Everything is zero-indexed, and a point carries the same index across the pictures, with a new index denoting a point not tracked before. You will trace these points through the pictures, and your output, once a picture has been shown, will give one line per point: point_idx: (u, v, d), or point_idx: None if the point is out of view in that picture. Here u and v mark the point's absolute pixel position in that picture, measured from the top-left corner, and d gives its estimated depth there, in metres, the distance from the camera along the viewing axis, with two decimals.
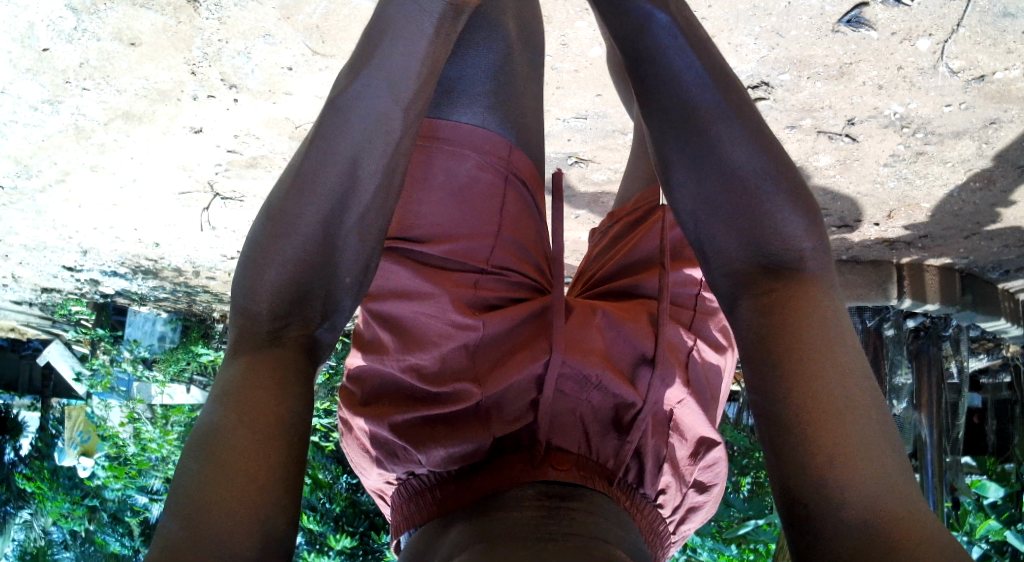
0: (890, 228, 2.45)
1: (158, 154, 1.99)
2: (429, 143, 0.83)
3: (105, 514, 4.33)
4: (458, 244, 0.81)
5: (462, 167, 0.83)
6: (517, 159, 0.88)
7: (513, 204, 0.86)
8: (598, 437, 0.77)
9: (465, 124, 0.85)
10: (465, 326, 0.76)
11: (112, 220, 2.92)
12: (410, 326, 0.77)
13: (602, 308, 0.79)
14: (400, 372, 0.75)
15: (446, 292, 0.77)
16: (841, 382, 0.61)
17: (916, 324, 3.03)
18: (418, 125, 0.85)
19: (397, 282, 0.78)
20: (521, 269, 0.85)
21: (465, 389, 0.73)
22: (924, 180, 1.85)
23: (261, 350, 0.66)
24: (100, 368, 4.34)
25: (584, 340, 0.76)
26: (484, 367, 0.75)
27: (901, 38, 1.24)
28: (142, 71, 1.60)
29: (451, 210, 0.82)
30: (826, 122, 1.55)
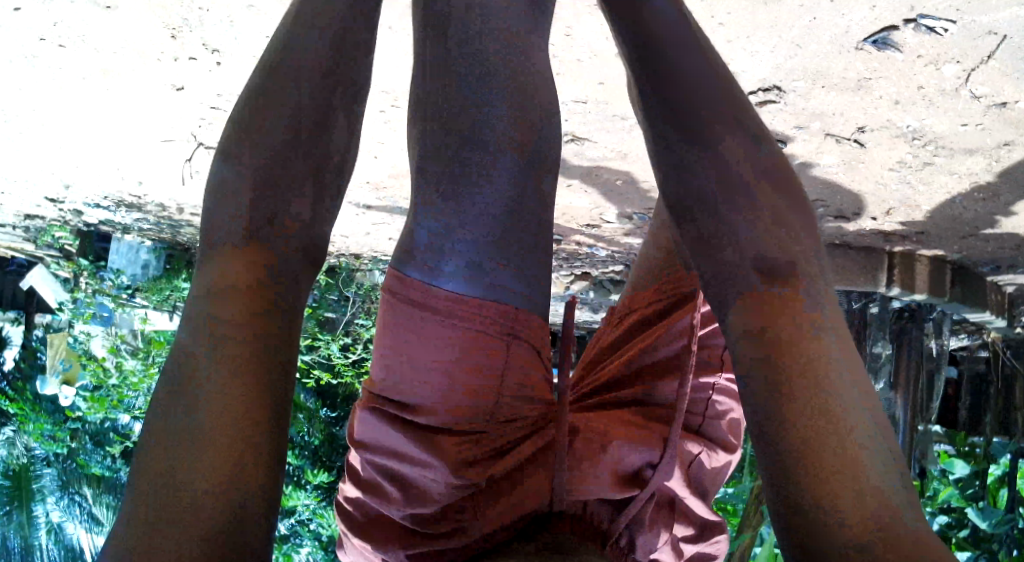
0: (887, 223, 2.41)
1: (139, 107, 1.91)
2: (415, 306, 0.81)
3: (85, 436, 4.55)
4: (455, 409, 0.82)
5: (451, 328, 0.81)
6: (522, 315, 0.85)
7: (514, 365, 0.83)
8: (596, 511, 0.80)
9: (455, 292, 0.81)
10: (461, 484, 0.79)
11: (94, 159, 2.83)
12: (413, 479, 0.81)
13: (616, 439, 0.80)
14: (402, 516, 0.81)
15: (443, 462, 0.79)
16: (829, 357, 0.57)
17: (901, 306, 2.97)
18: (408, 285, 0.82)
19: (394, 443, 0.81)
20: (527, 410, 0.85)
21: (465, 527, 0.78)
22: (927, 186, 1.81)
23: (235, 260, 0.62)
24: (84, 300, 4.35)
25: (586, 472, 0.79)
26: (484, 509, 0.79)
27: (927, 62, 1.17)
28: (122, 33, 1.52)
29: (442, 381, 0.81)
30: (836, 127, 1.50)
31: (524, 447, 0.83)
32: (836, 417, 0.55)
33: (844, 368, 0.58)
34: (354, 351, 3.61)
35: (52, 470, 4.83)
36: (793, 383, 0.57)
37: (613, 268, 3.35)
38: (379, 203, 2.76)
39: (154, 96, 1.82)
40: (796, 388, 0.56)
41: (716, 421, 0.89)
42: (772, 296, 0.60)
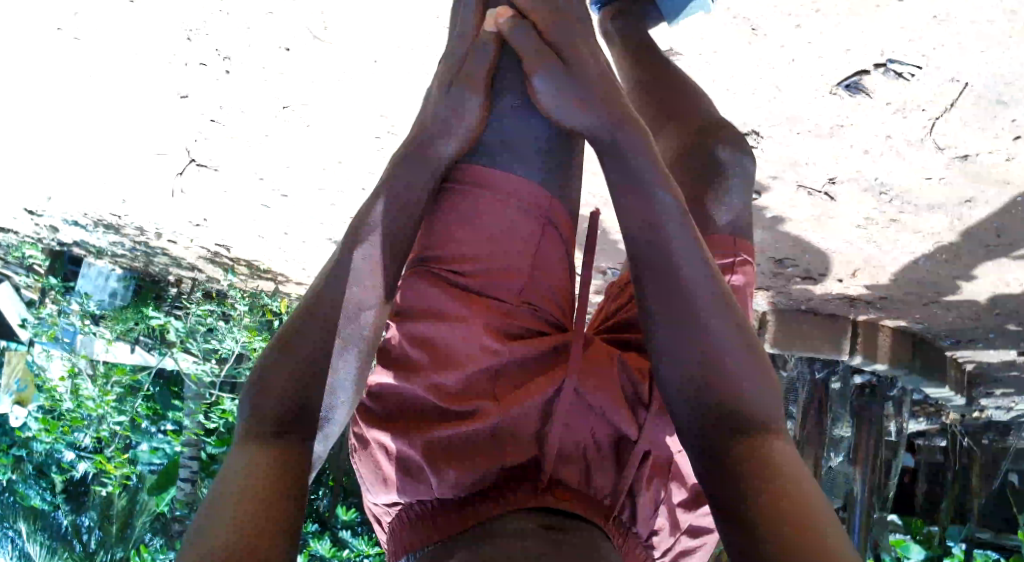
0: (852, 286, 2.50)
1: (141, 113, 1.95)
2: (475, 184, 0.91)
3: (29, 467, 4.58)
4: (494, 281, 0.88)
5: (504, 211, 0.90)
6: (554, 209, 0.94)
7: (542, 264, 0.91)
8: (597, 468, 0.81)
9: (515, 174, 0.92)
10: (492, 351, 0.83)
11: (81, 170, 2.84)
12: (442, 344, 0.84)
13: (619, 354, 0.86)
14: (425, 389, 0.81)
15: (481, 321, 0.84)
16: (802, 487, 0.74)
17: (863, 381, 3.05)
18: (468, 167, 0.92)
19: (430, 303, 0.86)
20: (547, 306, 0.92)
21: (486, 407, 0.79)
22: (892, 245, 1.90)
23: (270, 439, 0.77)
24: (47, 318, 4.20)
25: (600, 372, 0.83)
26: (507, 394, 0.81)
27: (895, 109, 1.26)
28: (138, 30, 1.56)
29: (493, 248, 0.90)
30: (809, 178, 1.58)
31: (550, 343, 0.85)
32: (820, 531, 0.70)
33: (810, 488, 0.75)
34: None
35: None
36: (782, 508, 0.72)
37: None
38: None
39: (157, 102, 1.87)
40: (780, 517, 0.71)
41: None
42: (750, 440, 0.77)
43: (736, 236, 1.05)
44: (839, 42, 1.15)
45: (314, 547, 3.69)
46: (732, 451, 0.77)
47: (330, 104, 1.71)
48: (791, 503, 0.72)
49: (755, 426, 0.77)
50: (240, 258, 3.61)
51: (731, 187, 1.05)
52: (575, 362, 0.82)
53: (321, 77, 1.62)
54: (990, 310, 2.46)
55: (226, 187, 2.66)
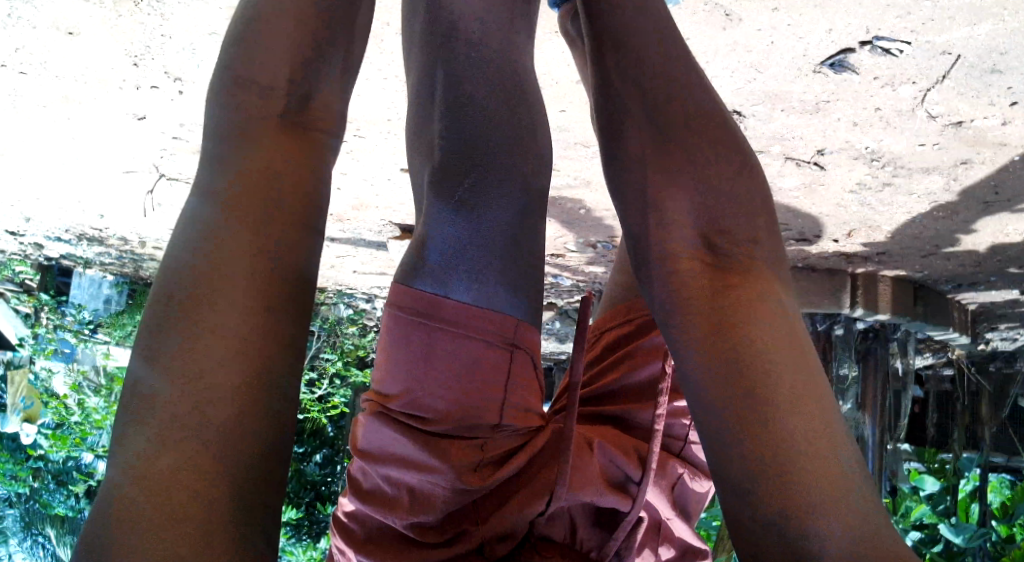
0: (849, 244, 2.45)
1: (102, 136, 1.88)
2: (426, 317, 0.71)
3: (48, 475, 4.44)
4: (468, 414, 0.70)
5: (471, 332, 0.71)
6: (527, 333, 0.74)
7: (522, 373, 0.74)
8: (583, 525, 0.72)
9: (475, 308, 0.72)
10: (470, 489, 0.68)
11: (54, 191, 2.76)
12: (413, 490, 0.69)
13: (599, 440, 0.73)
14: (402, 526, 0.69)
15: (449, 465, 0.68)
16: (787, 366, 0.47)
17: (866, 327, 3.02)
18: (417, 301, 0.72)
19: (395, 449, 0.70)
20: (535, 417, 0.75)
21: (467, 533, 0.68)
22: (887, 206, 1.84)
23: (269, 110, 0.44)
24: (43, 334, 4.22)
25: (588, 466, 0.69)
26: (487, 514, 0.68)
27: (883, 83, 1.20)
28: (85, 59, 1.48)
29: (455, 393, 0.70)
30: (796, 150, 1.52)
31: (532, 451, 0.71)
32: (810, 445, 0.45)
33: (810, 365, 0.48)
34: (320, 387, 3.77)
35: (14, 511, 4.63)
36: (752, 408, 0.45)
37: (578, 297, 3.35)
38: (342, 235, 2.73)
39: (115, 125, 1.79)
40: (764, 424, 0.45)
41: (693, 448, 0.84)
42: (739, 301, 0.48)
43: None
44: (820, 23, 1.09)
45: None
46: (698, 296, 0.49)
47: None
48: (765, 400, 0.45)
49: (741, 265, 0.50)
50: None
51: None
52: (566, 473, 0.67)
53: None
54: (992, 257, 2.42)
55: None
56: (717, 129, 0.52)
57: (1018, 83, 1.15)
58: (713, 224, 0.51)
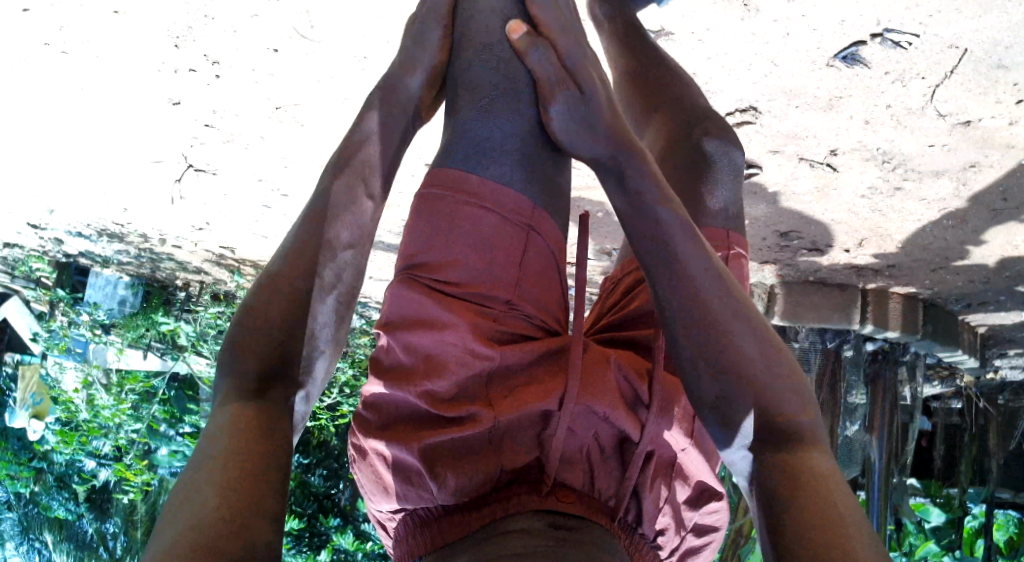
0: (859, 255, 2.48)
1: (135, 123, 1.94)
2: (454, 191, 0.87)
3: (50, 476, 4.60)
4: (481, 284, 0.84)
5: (490, 212, 0.86)
6: (542, 220, 0.90)
7: (534, 259, 0.88)
8: (602, 475, 0.82)
9: (494, 182, 0.88)
10: (482, 356, 0.79)
11: (81, 182, 2.83)
12: (430, 355, 0.80)
13: (615, 357, 0.83)
14: (416, 396, 0.79)
15: (466, 323, 0.80)
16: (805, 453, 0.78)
17: (876, 347, 3.03)
18: (443, 175, 0.89)
19: (417, 312, 0.82)
20: (541, 316, 0.88)
21: (479, 414, 0.77)
22: (898, 213, 1.87)
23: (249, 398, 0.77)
24: (58, 331, 4.23)
25: (599, 377, 0.80)
26: (500, 397, 0.79)
27: (894, 78, 1.24)
28: (126, 40, 1.55)
29: (476, 263, 0.84)
30: (810, 150, 1.56)
31: (547, 347, 0.83)
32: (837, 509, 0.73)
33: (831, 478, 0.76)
34: (328, 396, 3.77)
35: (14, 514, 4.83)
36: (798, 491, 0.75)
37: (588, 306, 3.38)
38: None
39: (150, 110, 1.85)
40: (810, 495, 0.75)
41: None
42: (785, 456, 0.78)
43: (730, 229, 1.07)
44: (833, 14, 1.14)
45: (337, 541, 3.80)
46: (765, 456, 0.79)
47: (324, 103, 1.70)
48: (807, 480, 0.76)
49: (788, 431, 0.79)
50: (245, 259, 3.60)
51: (722, 171, 1.09)
52: (575, 368, 0.79)
53: (312, 76, 1.61)
54: (1001, 273, 2.45)
55: (225, 189, 2.65)
56: (725, 295, 0.79)
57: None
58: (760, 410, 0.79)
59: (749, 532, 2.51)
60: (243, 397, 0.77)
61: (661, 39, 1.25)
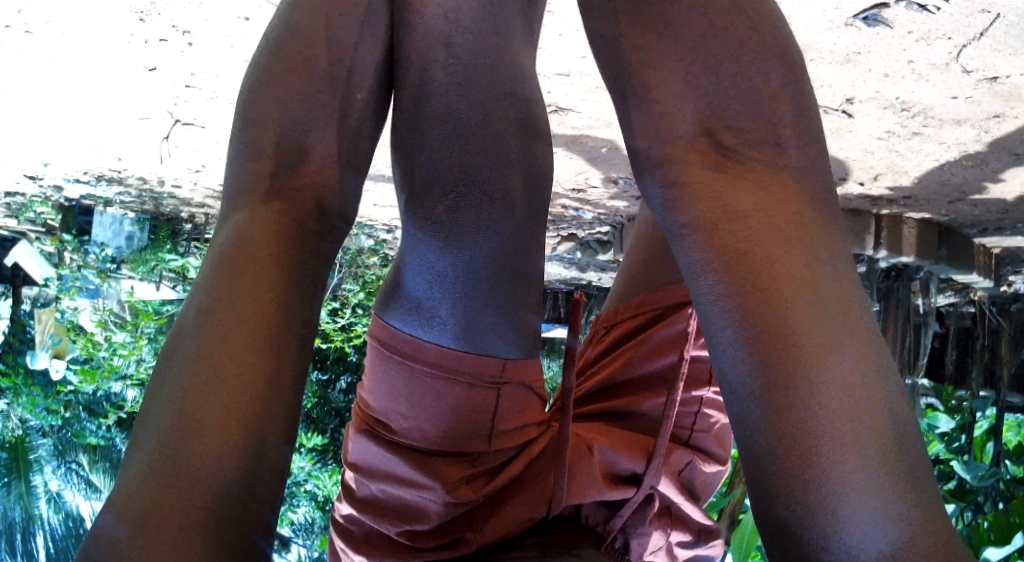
0: (874, 188, 2.40)
1: (112, 88, 1.86)
2: (404, 355, 0.68)
3: (79, 406, 4.46)
4: (455, 439, 0.71)
5: (454, 380, 0.68)
6: (519, 363, 0.71)
7: (512, 400, 0.72)
8: (589, 510, 0.74)
9: (457, 346, 0.67)
10: (460, 504, 0.69)
11: (69, 137, 2.75)
12: (409, 500, 0.70)
13: (598, 442, 0.74)
14: (397, 533, 0.70)
15: (441, 482, 0.68)
16: (777, 249, 0.44)
17: (887, 266, 2.93)
18: (398, 332, 0.68)
19: (392, 467, 0.71)
20: (530, 422, 0.75)
21: (462, 540, 0.70)
22: (915, 153, 1.79)
23: (267, 196, 0.49)
24: (68, 275, 4.29)
25: (587, 469, 0.71)
26: (482, 519, 0.70)
27: (918, 37, 1.15)
28: (88, 18, 1.46)
29: (447, 428, 0.70)
30: (825, 98, 1.48)
31: (529, 455, 0.73)
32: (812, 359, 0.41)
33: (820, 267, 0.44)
34: (343, 316, 3.82)
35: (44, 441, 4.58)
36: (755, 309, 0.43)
37: (599, 230, 3.35)
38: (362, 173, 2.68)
39: (125, 76, 1.77)
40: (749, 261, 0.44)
41: (706, 433, 0.81)
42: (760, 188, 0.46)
43: None
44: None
45: None
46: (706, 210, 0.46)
47: None
48: (766, 305, 0.42)
49: (746, 168, 0.47)
50: None
51: None
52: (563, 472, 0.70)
53: None
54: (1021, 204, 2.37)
55: (217, 140, 2.57)
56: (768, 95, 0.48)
57: None
58: (714, 106, 0.48)
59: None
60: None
61: None
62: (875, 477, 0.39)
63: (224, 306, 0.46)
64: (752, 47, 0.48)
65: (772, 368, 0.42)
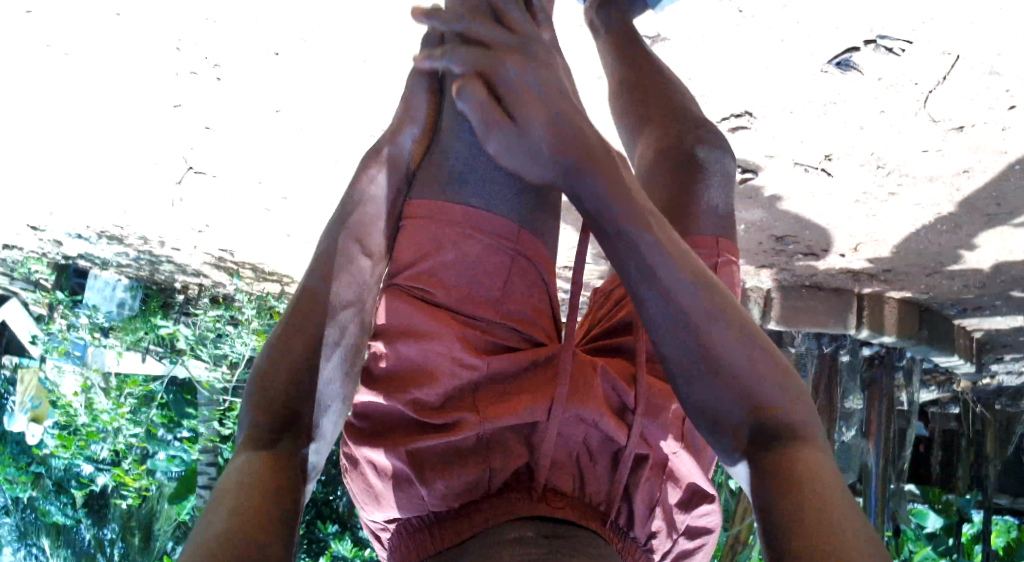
0: (855, 261, 2.50)
1: (134, 126, 1.96)
2: (434, 219, 0.85)
3: (48, 482, 4.56)
4: (468, 301, 0.83)
5: (475, 238, 0.84)
6: (526, 241, 0.87)
7: (519, 278, 0.85)
8: (592, 474, 0.79)
9: (479, 210, 0.86)
10: (468, 369, 0.78)
11: (81, 184, 2.84)
12: (417, 361, 0.79)
13: (601, 364, 0.82)
14: (401, 404, 0.77)
15: (452, 330, 0.79)
16: (827, 491, 0.65)
17: (871, 352, 3.05)
18: (428, 202, 0.86)
19: (406, 319, 0.80)
20: (533, 322, 0.86)
21: (464, 419, 0.75)
22: (892, 217, 1.89)
23: (267, 444, 0.74)
24: (57, 333, 4.20)
25: (588, 385, 0.78)
26: (487, 403, 0.77)
27: (888, 84, 1.29)
28: (127, 46, 1.58)
29: (462, 286, 0.83)
30: (804, 154, 1.60)
31: (535, 354, 0.81)
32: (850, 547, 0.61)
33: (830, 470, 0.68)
34: None
35: (9, 519, 4.77)
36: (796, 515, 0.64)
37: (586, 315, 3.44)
38: None
39: (151, 113, 1.87)
40: (793, 474, 0.66)
41: None
42: (780, 430, 0.69)
43: (718, 236, 1.07)
44: (827, 20, 1.17)
45: (335, 548, 3.73)
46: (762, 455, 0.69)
47: (320, 106, 1.72)
48: (821, 519, 0.63)
49: (786, 428, 0.69)
50: (244, 262, 3.61)
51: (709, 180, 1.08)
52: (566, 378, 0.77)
53: (311, 78, 1.62)
54: (996, 277, 2.47)
55: (223, 192, 2.66)
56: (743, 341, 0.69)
57: (1015, 85, 1.24)
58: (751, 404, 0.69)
59: (745, 540, 2.61)
60: (258, 445, 0.73)
61: (657, 45, 1.29)
62: None
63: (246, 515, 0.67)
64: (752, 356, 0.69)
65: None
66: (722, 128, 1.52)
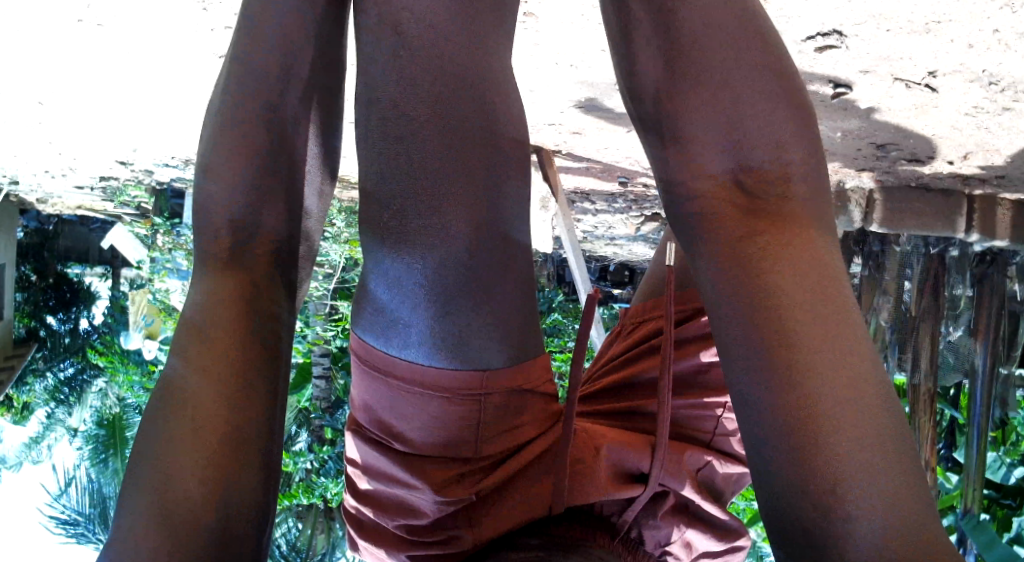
0: (965, 166, 2.26)
1: (187, 78, 1.96)
2: (385, 375, 0.73)
3: None
4: (444, 442, 0.75)
5: (442, 396, 0.72)
6: (497, 378, 0.73)
7: (494, 410, 0.75)
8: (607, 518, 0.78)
9: (425, 366, 0.71)
10: (450, 504, 0.74)
11: (155, 124, 2.89)
12: (404, 496, 0.76)
13: (605, 444, 0.77)
14: (396, 527, 0.78)
15: (427, 487, 0.74)
16: (836, 375, 0.52)
17: (981, 250, 2.70)
18: (370, 348, 0.73)
19: (388, 468, 0.76)
20: (520, 420, 0.79)
21: (460, 537, 0.75)
22: (1006, 130, 1.68)
23: (224, 269, 0.66)
24: (161, 256, 4.52)
25: (585, 475, 0.75)
26: (480, 515, 0.75)
27: (1002, 3, 1.12)
28: (159, 12, 1.55)
29: (436, 433, 0.74)
30: (905, 71, 1.42)
31: (525, 457, 0.77)
32: (832, 413, 0.51)
33: (840, 325, 0.53)
34: None
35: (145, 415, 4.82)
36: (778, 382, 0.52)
37: None
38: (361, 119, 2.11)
39: (200, 66, 1.85)
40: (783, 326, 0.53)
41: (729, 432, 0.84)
42: (764, 225, 0.56)
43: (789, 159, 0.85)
44: None
45: None
46: (755, 237, 0.56)
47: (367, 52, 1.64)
48: (824, 419, 0.51)
49: (776, 205, 0.56)
50: None
51: None
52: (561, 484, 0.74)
53: None
54: None
55: None
56: (751, 56, 0.57)
57: None
58: (741, 158, 0.56)
59: None
60: (228, 274, 0.65)
61: None
62: (881, 493, 0.49)
63: (196, 411, 0.61)
64: (766, 107, 0.57)
65: (802, 443, 0.51)
66: (808, 48, 1.37)
